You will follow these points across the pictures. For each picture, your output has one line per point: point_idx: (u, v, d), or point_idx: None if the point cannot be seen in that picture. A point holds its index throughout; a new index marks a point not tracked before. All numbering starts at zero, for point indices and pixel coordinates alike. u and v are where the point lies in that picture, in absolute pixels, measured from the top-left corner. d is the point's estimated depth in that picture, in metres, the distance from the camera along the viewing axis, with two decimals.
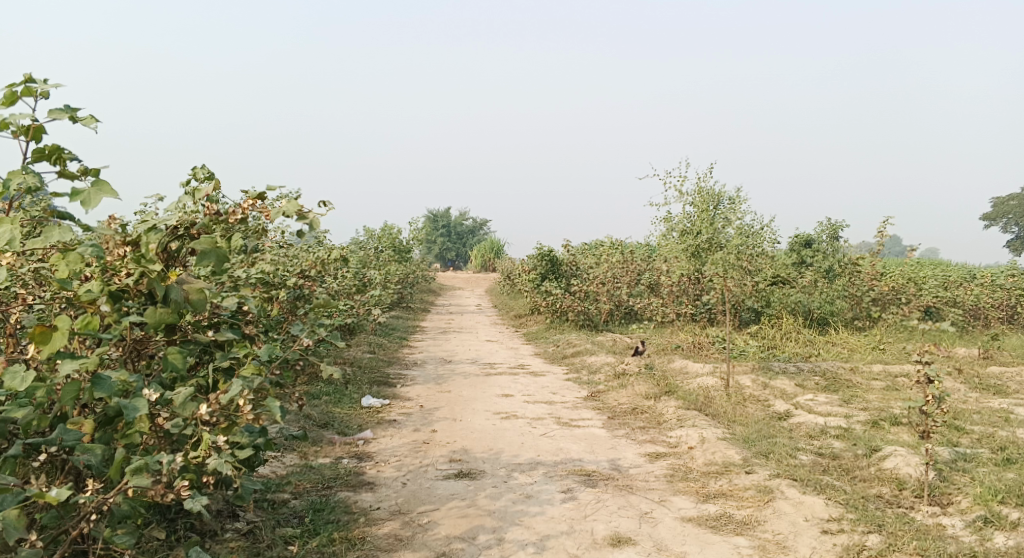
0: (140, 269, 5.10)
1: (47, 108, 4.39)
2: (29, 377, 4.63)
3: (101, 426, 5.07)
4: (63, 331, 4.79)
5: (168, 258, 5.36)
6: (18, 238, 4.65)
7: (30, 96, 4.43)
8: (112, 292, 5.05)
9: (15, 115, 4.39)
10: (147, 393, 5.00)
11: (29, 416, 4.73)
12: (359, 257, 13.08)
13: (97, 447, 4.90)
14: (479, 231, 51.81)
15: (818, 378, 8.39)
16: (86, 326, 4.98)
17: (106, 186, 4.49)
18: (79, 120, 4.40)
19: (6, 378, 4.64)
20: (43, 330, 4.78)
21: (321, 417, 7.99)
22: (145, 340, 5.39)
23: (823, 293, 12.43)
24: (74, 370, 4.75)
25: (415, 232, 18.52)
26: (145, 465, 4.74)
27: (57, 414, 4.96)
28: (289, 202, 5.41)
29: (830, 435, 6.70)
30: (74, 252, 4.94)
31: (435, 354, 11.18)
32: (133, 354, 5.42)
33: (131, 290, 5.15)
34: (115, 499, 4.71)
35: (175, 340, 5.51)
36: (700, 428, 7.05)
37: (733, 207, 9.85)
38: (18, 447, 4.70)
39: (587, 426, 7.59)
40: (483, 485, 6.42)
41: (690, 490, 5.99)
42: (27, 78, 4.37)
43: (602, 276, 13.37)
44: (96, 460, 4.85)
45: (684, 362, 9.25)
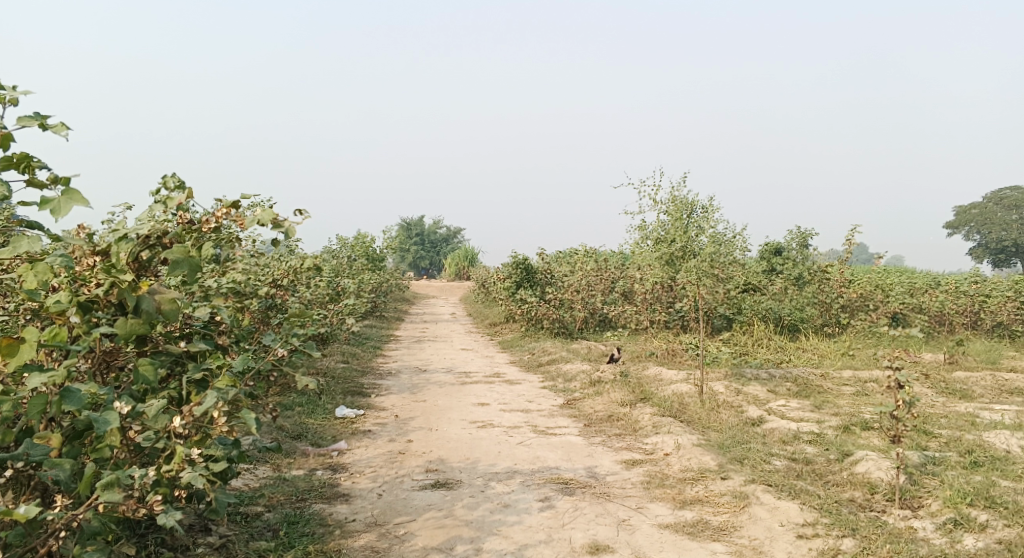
0: (110, 279, 5.09)
1: (16, 116, 4.38)
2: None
3: (70, 440, 5.03)
4: (31, 343, 4.76)
5: (139, 267, 5.34)
6: None
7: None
8: (81, 303, 5.03)
9: None
10: (118, 406, 4.98)
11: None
12: (332, 266, 13.05)
13: (65, 461, 4.85)
14: (452, 239, 51.83)
15: (790, 384, 8.51)
16: (55, 338, 4.95)
17: (77, 195, 4.49)
18: (49, 127, 4.40)
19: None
20: (10, 342, 4.74)
21: (295, 428, 7.97)
22: (115, 352, 5.37)
23: (793, 300, 12.61)
24: (44, 383, 4.73)
25: (389, 241, 18.50)
26: (117, 479, 4.71)
27: (24, 427, 4.91)
28: (263, 211, 5.44)
29: (803, 441, 6.81)
30: (42, 262, 4.94)
31: (410, 363, 11.19)
32: (102, 366, 5.39)
33: (101, 301, 5.14)
34: (86, 514, 4.68)
35: (145, 352, 5.49)
36: (675, 435, 7.12)
37: (705, 216, 9.96)
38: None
39: (563, 434, 7.64)
40: (460, 495, 6.44)
41: (666, 497, 6.06)
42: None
43: (576, 284, 13.45)
44: (65, 475, 4.81)
45: (659, 370, 9.34)
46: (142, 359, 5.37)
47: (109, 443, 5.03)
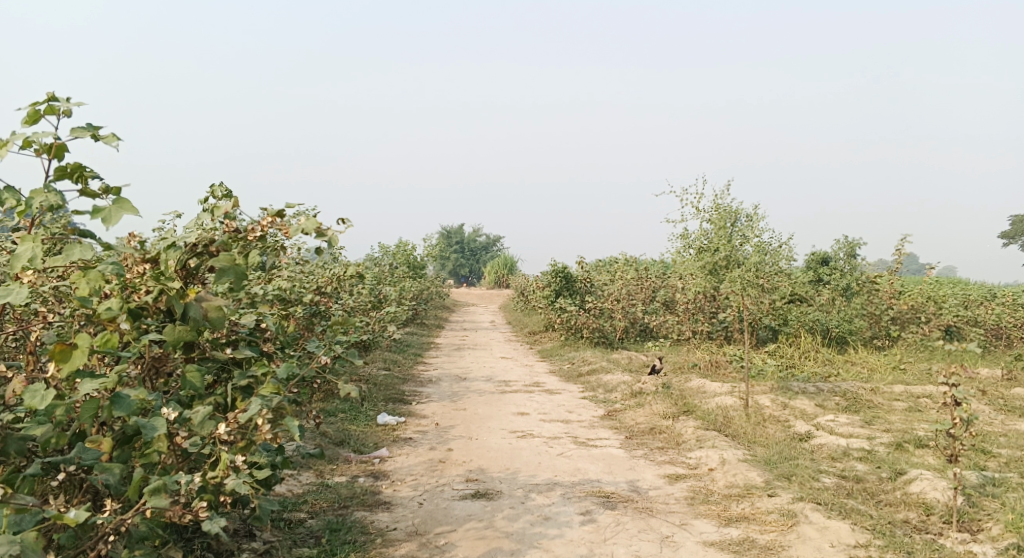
0: (159, 287, 5.12)
1: (69, 126, 4.39)
2: (49, 396, 4.62)
3: (119, 445, 5.02)
4: (83, 349, 4.74)
5: (186, 275, 5.35)
6: (39, 257, 4.69)
7: (53, 113, 4.43)
8: (131, 309, 5.06)
9: (38, 133, 4.39)
10: (165, 412, 4.97)
11: (47, 434, 4.72)
12: (374, 272, 13.08)
13: (115, 466, 4.83)
14: (492, 247, 51.83)
15: (838, 399, 8.29)
16: (106, 344, 4.97)
17: (127, 204, 4.51)
18: (101, 138, 4.40)
19: (25, 396, 4.62)
20: (63, 347, 4.71)
21: (337, 434, 7.94)
22: (163, 357, 5.34)
23: (841, 312, 12.43)
24: (95, 388, 4.71)
25: (429, 248, 18.49)
26: (163, 484, 4.70)
27: (75, 432, 4.93)
28: (308, 219, 5.43)
29: (853, 458, 6.61)
30: (94, 270, 4.96)
31: (450, 371, 11.12)
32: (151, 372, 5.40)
33: (151, 308, 5.17)
34: (133, 519, 4.66)
35: (193, 358, 5.47)
36: (720, 449, 6.97)
37: (751, 225, 9.78)
38: (36, 464, 4.66)
39: (605, 446, 7.51)
40: (500, 506, 6.35)
41: (711, 513, 5.91)
42: (50, 96, 4.36)
43: (618, 293, 13.33)
44: (115, 480, 4.80)
45: (702, 382, 9.16)
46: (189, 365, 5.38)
47: (156, 449, 5.05)
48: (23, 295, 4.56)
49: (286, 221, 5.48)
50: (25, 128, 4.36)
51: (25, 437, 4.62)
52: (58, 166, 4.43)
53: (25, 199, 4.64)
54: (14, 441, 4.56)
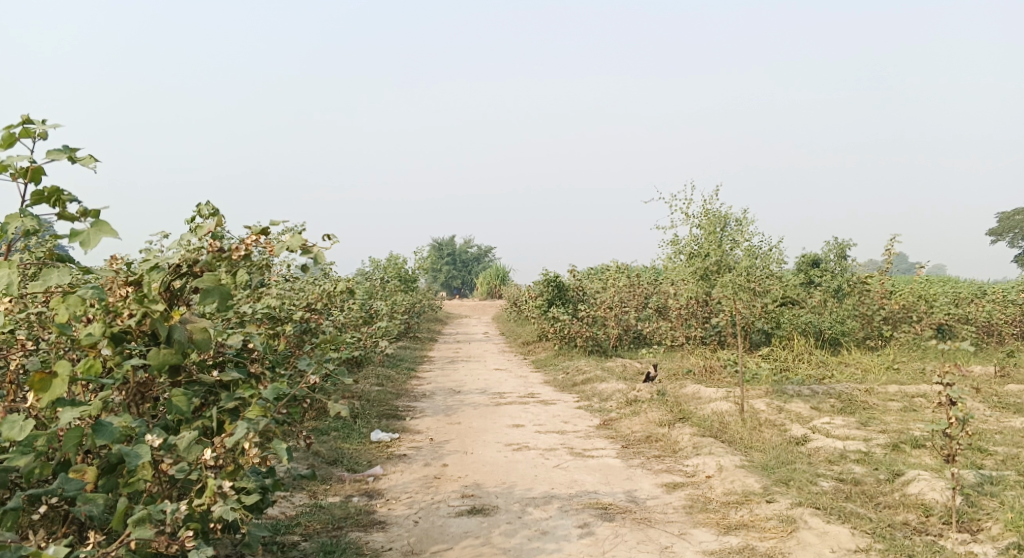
0: (142, 309, 5.05)
1: (45, 149, 4.36)
2: (28, 426, 4.59)
3: (104, 474, 4.98)
4: (63, 377, 4.74)
5: (171, 296, 5.31)
6: (16, 283, 4.59)
7: (29, 137, 4.40)
8: (113, 334, 5.00)
9: (14, 157, 4.36)
10: (149, 439, 4.90)
11: (31, 464, 4.65)
12: (366, 288, 13.02)
13: (99, 497, 4.79)
14: (484, 258, 51.78)
15: (833, 401, 8.27)
16: (90, 370, 4.93)
17: (105, 226, 4.48)
18: (77, 160, 4.37)
19: (4, 428, 4.59)
20: (43, 376, 4.73)
21: (330, 453, 7.88)
22: (149, 382, 5.35)
23: (833, 313, 12.34)
24: (75, 417, 4.68)
25: (420, 262, 18.43)
26: (147, 515, 4.71)
27: (59, 461, 4.89)
28: (292, 237, 5.41)
29: (850, 460, 6.58)
30: (74, 295, 4.96)
31: (444, 384, 11.06)
32: (136, 398, 5.34)
33: (134, 331, 5.10)
34: (118, 551, 4.62)
35: (179, 382, 5.42)
36: (717, 456, 6.93)
37: (740, 229, 9.77)
38: (17, 498, 4.57)
39: (601, 456, 7.46)
40: (497, 521, 6.29)
41: (710, 522, 5.86)
42: (25, 120, 4.34)
43: (610, 300, 13.29)
44: (98, 510, 4.75)
45: (697, 388, 9.12)
46: (175, 389, 5.33)
47: (141, 476, 5.01)
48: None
49: (270, 239, 5.45)
50: (1, 152, 4.33)
51: (7, 469, 4.63)
52: (35, 189, 4.40)
53: (1, 225, 4.60)
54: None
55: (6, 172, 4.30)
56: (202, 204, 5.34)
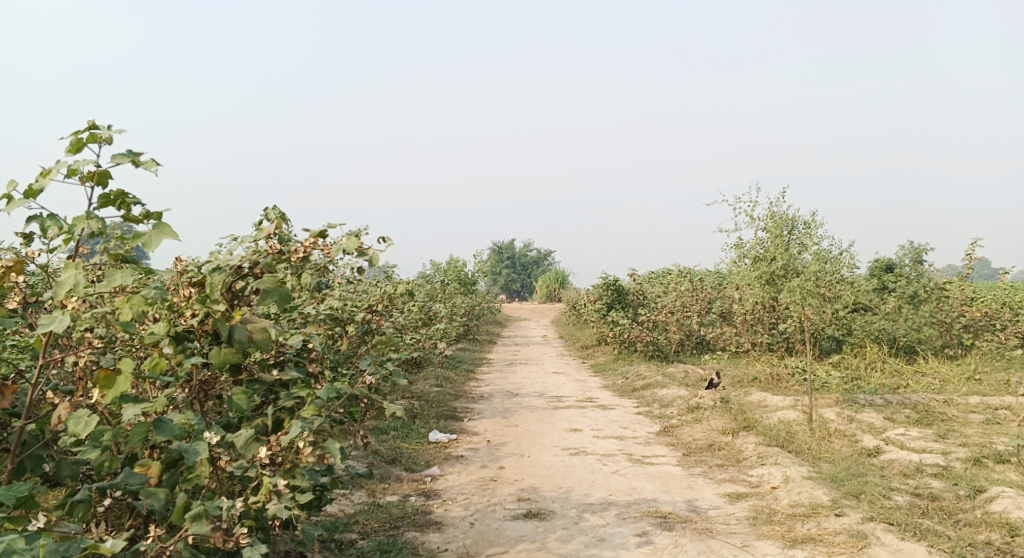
0: (204, 309, 5.05)
1: (110, 154, 4.32)
2: (93, 422, 4.48)
3: (167, 469, 4.92)
4: (127, 374, 4.64)
5: (232, 297, 5.24)
6: (82, 284, 4.54)
7: (94, 141, 4.32)
8: (175, 334, 4.95)
9: (80, 162, 4.27)
10: (208, 436, 4.82)
11: (101, 459, 4.68)
12: (425, 290, 12.97)
13: (160, 491, 4.73)
14: (544, 262, 51.62)
15: (909, 412, 7.88)
16: (156, 368, 4.92)
17: (168, 229, 4.51)
18: (140, 165, 4.31)
19: (69, 423, 4.49)
20: (107, 374, 4.63)
21: (388, 452, 7.79)
22: (212, 380, 5.30)
23: (909, 319, 11.81)
24: (138, 413, 4.60)
25: (479, 264, 18.35)
26: (205, 510, 4.60)
27: (126, 455, 4.87)
28: (348, 238, 5.35)
29: (927, 474, 6.23)
30: (137, 294, 4.79)
31: (502, 387, 10.91)
32: (199, 396, 5.31)
33: (197, 331, 5.13)
34: (176, 546, 4.58)
35: (240, 380, 5.41)
36: (783, 467, 6.64)
37: (808, 232, 9.43)
38: (85, 490, 4.64)
39: (660, 463, 7.22)
40: (553, 526, 6.12)
41: (775, 534, 5.59)
42: (90, 125, 4.26)
43: (671, 305, 12.99)
44: (160, 505, 4.69)
45: (763, 396, 8.81)
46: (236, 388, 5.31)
47: (198, 474, 4.91)
48: (67, 322, 4.43)
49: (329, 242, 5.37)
50: (67, 157, 4.24)
51: (78, 461, 4.77)
52: (101, 194, 4.35)
53: (68, 227, 4.49)
54: (66, 466, 4.72)
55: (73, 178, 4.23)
56: (266, 205, 5.25)
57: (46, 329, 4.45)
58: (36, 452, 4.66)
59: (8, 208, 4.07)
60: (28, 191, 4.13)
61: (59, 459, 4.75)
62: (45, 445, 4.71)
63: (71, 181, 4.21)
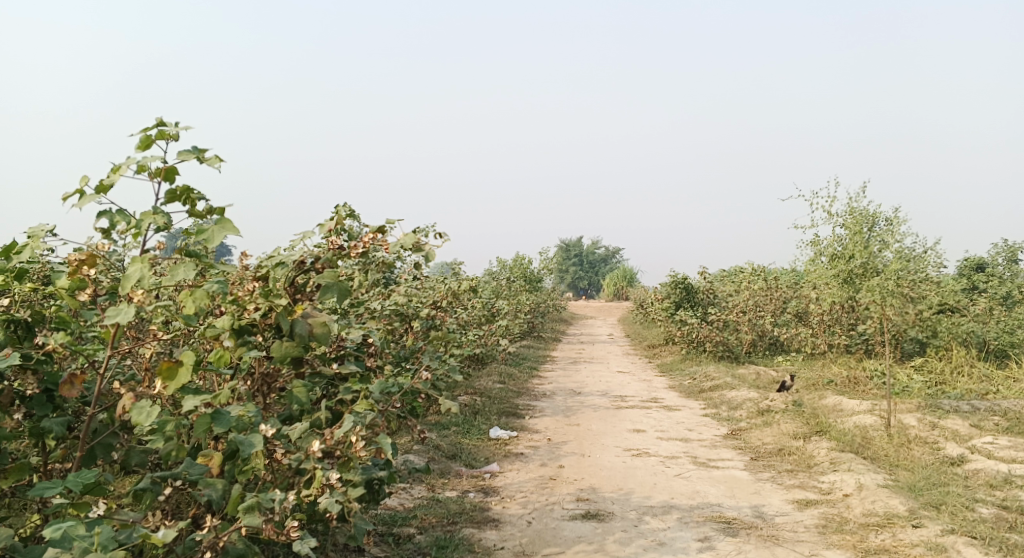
0: (267, 303, 4.90)
1: (176, 150, 4.20)
2: (156, 412, 4.36)
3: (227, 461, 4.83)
4: (189, 367, 4.44)
5: (294, 292, 5.08)
6: (148, 278, 4.38)
7: (162, 138, 4.22)
8: (238, 327, 4.85)
9: (147, 158, 4.17)
10: (263, 428, 4.67)
11: (169, 447, 4.60)
12: (491, 287, 12.83)
13: (219, 481, 4.66)
14: (614, 261, 51.19)
15: (998, 419, 7.39)
16: (220, 361, 4.88)
17: (231, 225, 4.43)
18: (206, 163, 4.20)
19: (132, 413, 4.38)
20: (169, 365, 4.44)
21: (449, 448, 7.65)
22: (274, 374, 5.18)
23: (1000, 323, 11.08)
24: (198, 404, 4.50)
25: (545, 261, 18.20)
26: (257, 502, 4.44)
27: (191, 445, 4.81)
28: (407, 235, 5.22)
29: (1016, 486, 5.79)
30: (200, 289, 4.65)
31: (566, 385, 10.69)
32: (262, 388, 5.21)
33: (260, 325, 4.95)
34: (229, 537, 4.48)
35: (301, 373, 5.29)
36: (857, 474, 6.27)
37: (890, 229, 8.98)
38: (149, 478, 4.64)
39: (727, 467, 6.91)
40: (612, 528, 5.88)
41: (846, 544, 5.25)
42: (158, 120, 4.15)
43: (743, 304, 12.59)
44: (217, 496, 4.61)
45: (839, 399, 8.39)
46: (297, 381, 5.21)
47: (254, 466, 4.75)
48: (132, 316, 4.29)
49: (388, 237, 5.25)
50: (134, 153, 4.14)
51: (147, 450, 4.67)
52: (169, 190, 4.25)
53: (135, 221, 4.30)
54: (136, 454, 4.62)
55: (140, 175, 4.13)
56: (331, 200, 5.17)
57: (112, 323, 4.34)
58: (105, 440, 4.58)
59: (78, 204, 3.98)
60: (98, 187, 4.03)
61: (128, 447, 4.63)
62: (114, 433, 4.61)
63: (139, 177, 4.11)
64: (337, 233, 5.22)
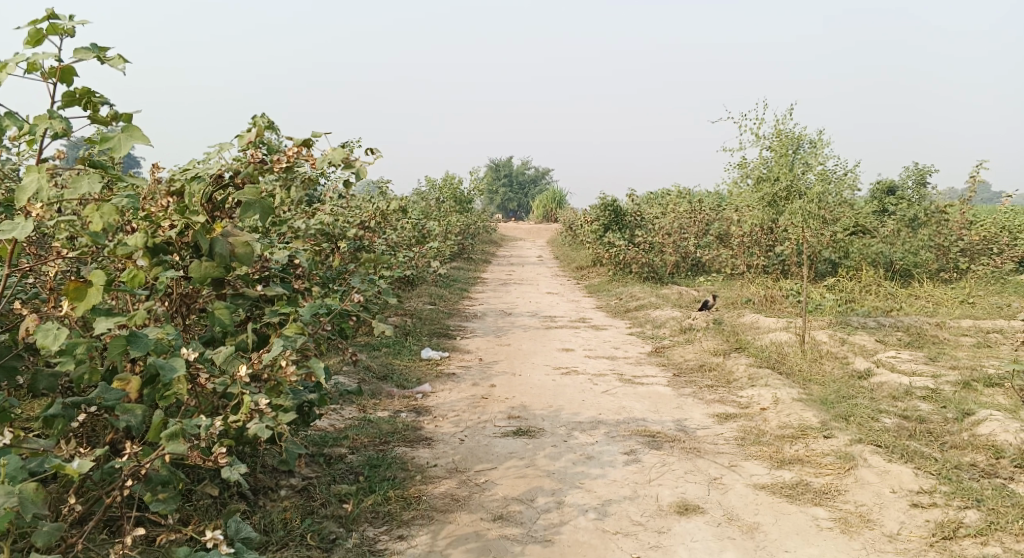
0: (184, 221, 4.88)
1: (72, 47, 4.11)
2: (62, 335, 4.38)
3: (147, 385, 4.83)
4: (99, 287, 4.49)
5: (212, 208, 5.08)
6: (46, 188, 4.31)
7: (55, 34, 4.13)
8: (153, 246, 4.82)
9: (40, 55, 4.07)
10: (185, 352, 4.70)
11: (81, 371, 4.61)
12: (420, 208, 12.81)
13: (137, 407, 4.68)
14: (541, 181, 51.28)
15: (901, 334, 7.87)
16: (134, 281, 4.77)
17: (136, 132, 4.35)
18: (106, 62, 4.12)
19: (38, 336, 4.38)
20: (77, 285, 4.47)
21: (380, 369, 7.78)
22: (193, 294, 5.26)
23: (906, 244, 11.67)
24: (111, 327, 4.54)
25: (476, 183, 18.17)
26: (181, 429, 4.48)
27: (106, 369, 4.80)
28: (334, 150, 5.22)
29: (916, 397, 6.22)
30: (108, 204, 4.67)
31: (496, 306, 10.87)
32: (181, 309, 5.27)
33: (177, 244, 4.96)
34: (153, 464, 4.49)
35: (223, 294, 5.28)
36: (773, 388, 6.63)
37: (813, 151, 9.27)
38: (60, 404, 4.56)
39: (651, 384, 7.21)
40: (542, 444, 6.13)
41: (763, 455, 5.60)
42: (51, 14, 4.07)
43: (668, 227, 12.89)
44: (136, 422, 4.64)
45: (756, 317, 8.78)
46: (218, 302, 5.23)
47: (176, 392, 4.76)
48: (29, 229, 4.21)
49: (313, 152, 5.24)
50: (26, 49, 4.04)
51: (55, 373, 4.66)
52: (65, 92, 4.16)
53: (29, 125, 4.19)
54: (43, 378, 4.60)
55: (32, 73, 4.03)
56: (251, 113, 5.16)
57: (7, 237, 4.25)
58: (8, 363, 4.53)
59: None
60: None
61: (33, 371, 4.61)
62: (17, 356, 4.57)
63: (30, 75, 4.02)
64: (257, 146, 5.17)
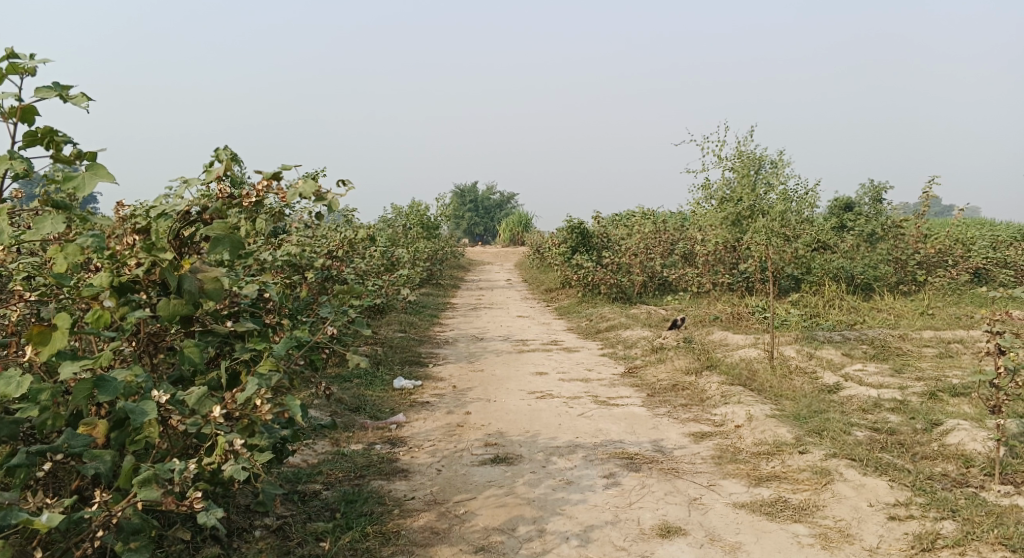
0: (151, 259, 4.80)
1: (34, 86, 4.10)
2: (26, 381, 4.31)
3: (115, 428, 4.76)
4: (64, 331, 4.45)
5: (181, 244, 5.05)
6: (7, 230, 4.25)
7: (16, 74, 4.12)
8: (119, 285, 4.76)
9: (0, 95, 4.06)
10: (156, 395, 4.65)
11: (45, 416, 4.50)
12: (388, 236, 12.81)
13: (106, 453, 4.60)
14: (505, 205, 51.42)
15: (866, 347, 8.05)
16: (99, 322, 4.74)
17: (102, 169, 4.32)
18: (69, 100, 4.11)
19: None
20: (42, 329, 4.44)
21: (352, 401, 7.75)
22: (161, 333, 5.19)
23: (866, 258, 11.92)
24: (77, 370, 4.47)
25: (443, 209, 18.19)
26: (154, 475, 4.44)
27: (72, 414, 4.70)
28: (305, 181, 5.21)
29: (885, 409, 6.37)
30: (72, 244, 4.64)
31: (467, 332, 10.88)
32: (149, 348, 5.19)
33: (143, 282, 4.90)
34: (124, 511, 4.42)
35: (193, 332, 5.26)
36: (746, 406, 6.73)
37: (774, 170, 9.49)
38: (23, 453, 4.44)
39: (625, 405, 7.28)
40: (520, 471, 6.15)
41: (740, 473, 5.69)
42: (11, 54, 4.07)
43: (635, 248, 13.01)
44: (105, 468, 4.56)
45: (724, 335, 8.91)
46: (188, 340, 5.18)
47: (147, 435, 4.73)
48: None
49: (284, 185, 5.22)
50: None
51: (17, 421, 4.48)
52: (27, 131, 4.14)
53: None
54: (5, 426, 4.42)
55: None
56: (216, 147, 5.10)
57: None
58: None
59: None
60: None
61: None
62: None
63: None
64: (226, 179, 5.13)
